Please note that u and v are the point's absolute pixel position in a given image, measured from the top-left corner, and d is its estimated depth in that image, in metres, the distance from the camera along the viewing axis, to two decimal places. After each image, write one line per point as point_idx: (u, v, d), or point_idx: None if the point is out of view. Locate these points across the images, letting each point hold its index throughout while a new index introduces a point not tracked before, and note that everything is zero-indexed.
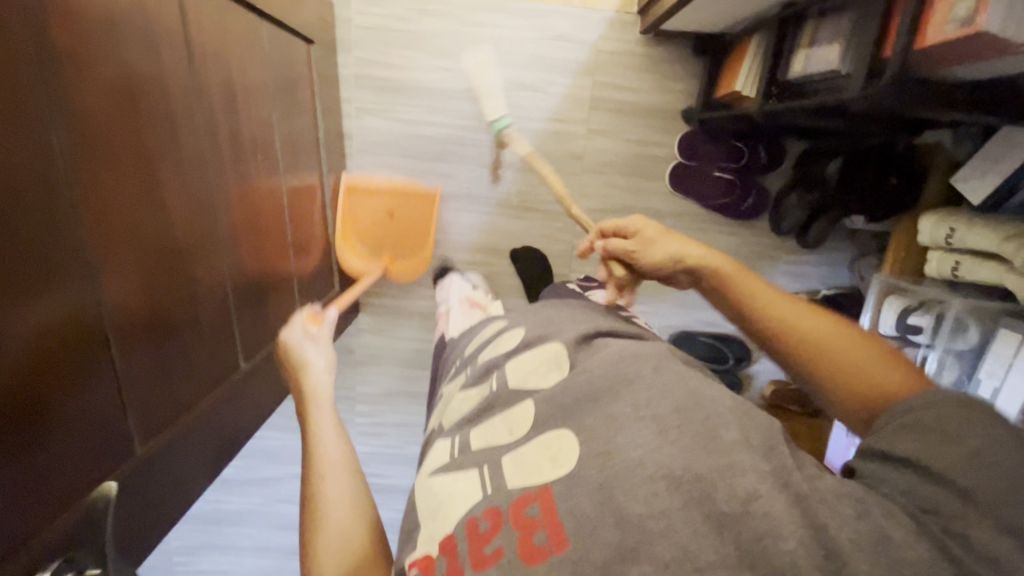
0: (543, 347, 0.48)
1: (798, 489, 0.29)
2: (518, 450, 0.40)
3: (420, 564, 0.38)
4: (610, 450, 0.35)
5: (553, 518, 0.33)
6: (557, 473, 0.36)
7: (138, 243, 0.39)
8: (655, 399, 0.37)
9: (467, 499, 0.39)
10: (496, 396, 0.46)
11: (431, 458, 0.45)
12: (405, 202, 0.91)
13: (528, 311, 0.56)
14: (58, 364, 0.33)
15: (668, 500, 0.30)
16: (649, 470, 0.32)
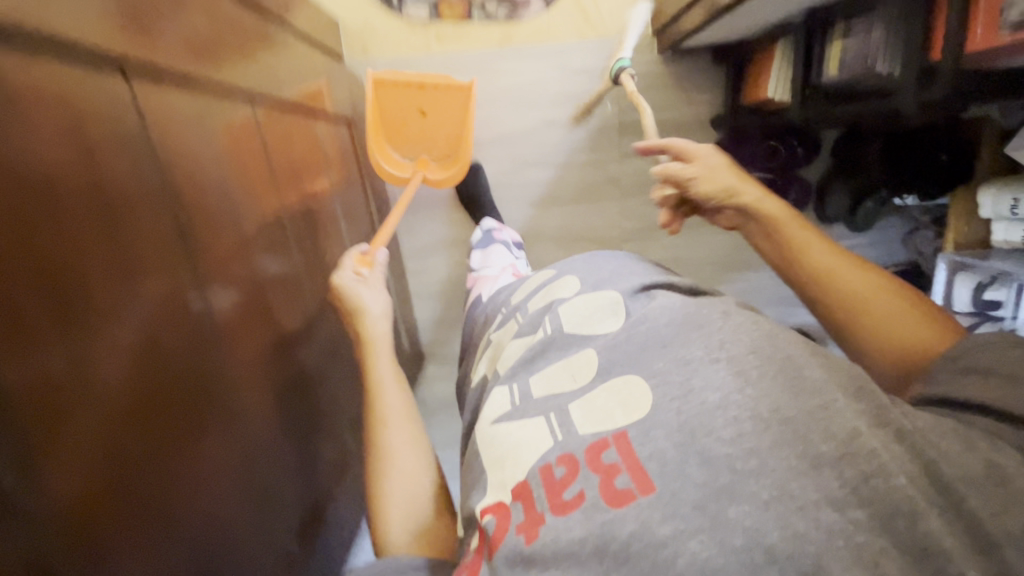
0: (600, 294, 0.47)
1: (899, 426, 0.29)
2: (585, 398, 0.40)
3: (494, 510, 0.38)
4: (686, 393, 0.34)
5: (634, 461, 0.33)
6: (630, 418, 0.36)
7: (254, 360, 0.51)
8: (730, 341, 0.36)
9: (536, 445, 0.39)
10: (550, 340, 0.46)
11: (489, 407, 0.45)
12: (440, 100, 0.83)
13: (575, 260, 0.55)
14: (240, 474, 0.47)
15: (758, 439, 0.30)
16: (733, 411, 0.32)
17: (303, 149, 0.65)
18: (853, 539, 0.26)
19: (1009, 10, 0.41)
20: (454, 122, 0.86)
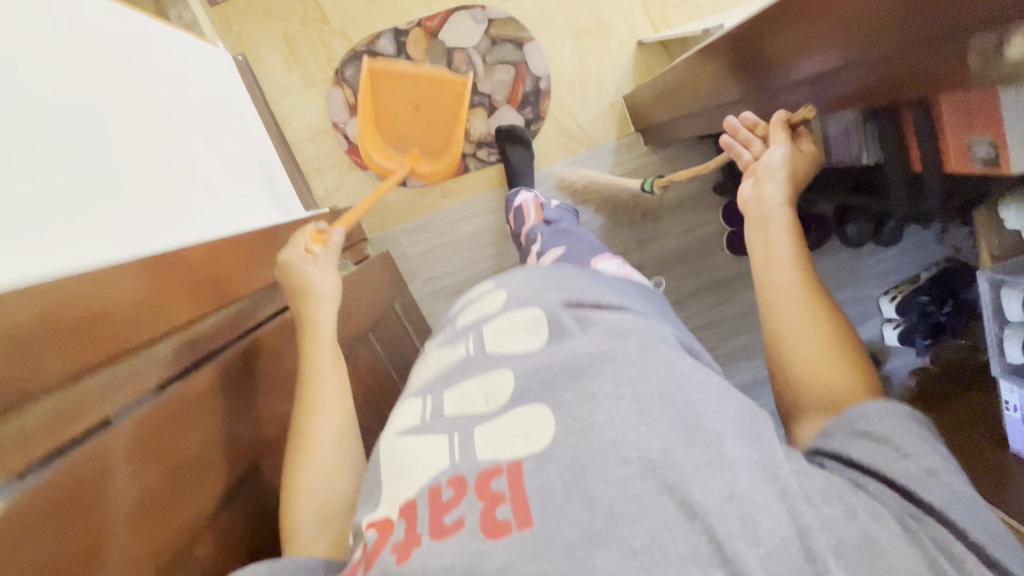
0: (524, 311, 0.46)
1: (783, 484, 0.28)
2: (492, 423, 0.38)
3: (378, 525, 0.36)
4: (585, 427, 0.33)
5: (520, 492, 0.32)
6: (529, 448, 0.35)
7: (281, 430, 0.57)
8: (638, 378, 0.34)
9: (433, 464, 0.37)
10: (472, 359, 0.44)
11: (400, 418, 0.44)
12: (432, 94, 0.90)
13: (516, 276, 0.54)
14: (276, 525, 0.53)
15: (640, 483, 0.29)
16: (623, 450, 0.30)
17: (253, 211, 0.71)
18: None
19: (977, 147, 0.40)
20: (446, 114, 0.92)
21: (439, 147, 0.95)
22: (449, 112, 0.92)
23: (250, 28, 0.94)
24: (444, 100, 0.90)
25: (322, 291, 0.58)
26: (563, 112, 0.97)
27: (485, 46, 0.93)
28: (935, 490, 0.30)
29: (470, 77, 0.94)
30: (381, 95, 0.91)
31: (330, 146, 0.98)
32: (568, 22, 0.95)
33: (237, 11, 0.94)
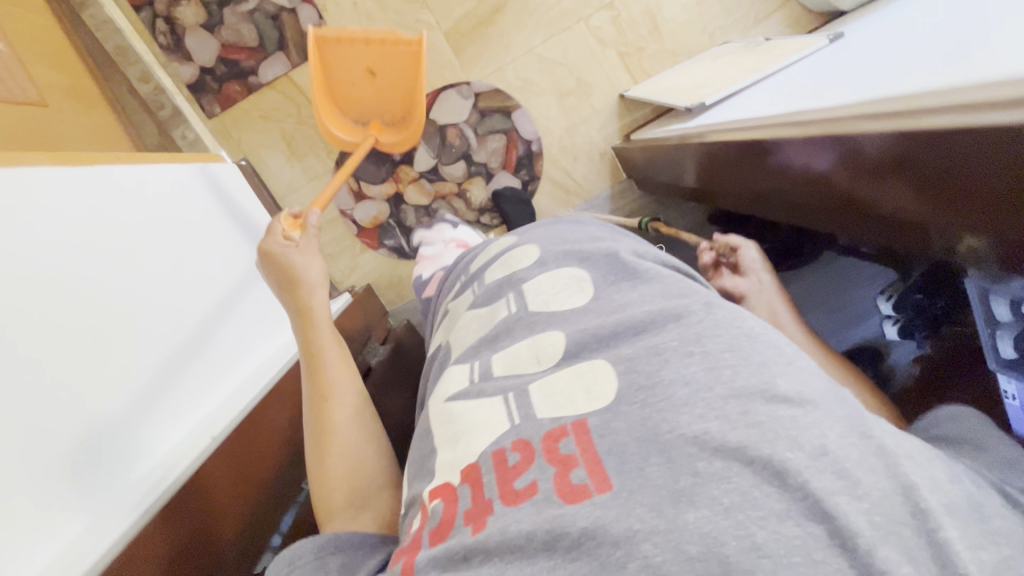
0: (564, 270, 0.45)
1: (877, 442, 0.28)
2: (547, 378, 0.38)
3: (442, 494, 0.36)
4: (654, 386, 0.33)
5: (592, 454, 0.32)
6: (591, 405, 0.34)
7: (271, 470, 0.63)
8: (707, 336, 0.34)
9: (493, 427, 0.37)
10: (516, 320, 0.43)
11: (447, 383, 0.43)
12: (385, 56, 0.91)
13: (540, 229, 0.53)
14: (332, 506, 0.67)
15: (722, 439, 0.29)
16: (699, 408, 0.30)
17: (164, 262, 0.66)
18: (814, 557, 0.24)
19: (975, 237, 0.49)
20: (401, 75, 0.93)
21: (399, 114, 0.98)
22: (407, 76, 0.93)
23: (249, 135, 1.08)
24: (397, 61, 0.91)
25: (311, 279, 0.64)
26: (555, 169, 1.18)
27: (475, 119, 1.12)
28: (1012, 477, 0.33)
29: (463, 150, 1.13)
30: (331, 64, 0.91)
31: (342, 232, 1.16)
32: (554, 87, 1.14)
33: (234, 120, 1.07)
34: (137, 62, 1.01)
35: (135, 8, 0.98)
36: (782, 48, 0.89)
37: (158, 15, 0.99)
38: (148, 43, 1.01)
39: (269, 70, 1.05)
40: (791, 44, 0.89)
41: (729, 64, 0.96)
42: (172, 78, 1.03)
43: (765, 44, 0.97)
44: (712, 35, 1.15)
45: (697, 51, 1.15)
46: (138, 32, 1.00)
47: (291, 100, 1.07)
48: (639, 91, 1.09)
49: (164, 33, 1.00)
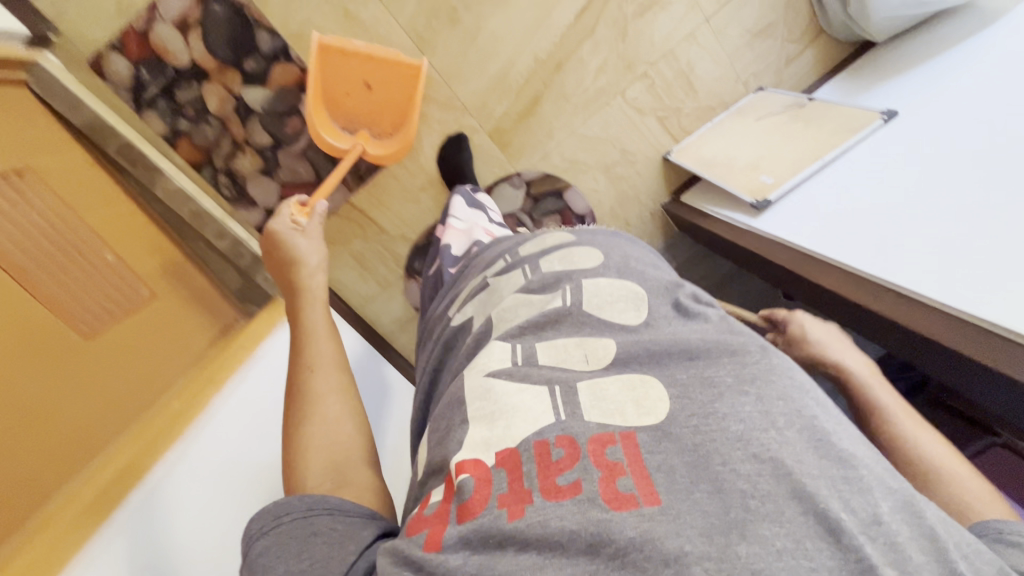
0: (623, 284, 0.48)
1: (926, 521, 0.30)
2: (593, 379, 0.39)
3: (470, 468, 0.36)
4: (705, 416, 0.34)
5: (641, 469, 0.32)
6: (643, 421, 0.35)
7: None
8: (762, 378, 0.36)
9: (536, 417, 0.37)
10: (566, 312, 0.45)
11: (486, 358, 0.43)
12: (386, 72, 0.91)
13: (596, 237, 0.57)
14: None
15: (775, 486, 0.29)
16: (752, 447, 0.31)
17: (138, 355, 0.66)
18: None
19: None
20: (401, 90, 0.94)
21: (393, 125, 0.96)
22: (406, 90, 0.94)
23: None
24: (398, 77, 0.92)
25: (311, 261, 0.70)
26: None
27: (530, 205, 1.15)
28: None
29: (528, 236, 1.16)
30: (329, 76, 0.90)
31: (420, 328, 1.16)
32: (602, 163, 1.15)
33: None
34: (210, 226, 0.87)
35: (196, 166, 0.89)
36: (829, 123, 0.98)
37: (219, 171, 0.90)
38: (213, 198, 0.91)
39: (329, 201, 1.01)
40: (837, 125, 0.97)
41: (778, 134, 1.03)
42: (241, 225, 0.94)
43: (807, 110, 1.05)
44: (745, 83, 1.19)
45: (731, 101, 1.19)
46: (202, 190, 0.89)
47: (348, 221, 1.03)
48: (686, 157, 1.14)
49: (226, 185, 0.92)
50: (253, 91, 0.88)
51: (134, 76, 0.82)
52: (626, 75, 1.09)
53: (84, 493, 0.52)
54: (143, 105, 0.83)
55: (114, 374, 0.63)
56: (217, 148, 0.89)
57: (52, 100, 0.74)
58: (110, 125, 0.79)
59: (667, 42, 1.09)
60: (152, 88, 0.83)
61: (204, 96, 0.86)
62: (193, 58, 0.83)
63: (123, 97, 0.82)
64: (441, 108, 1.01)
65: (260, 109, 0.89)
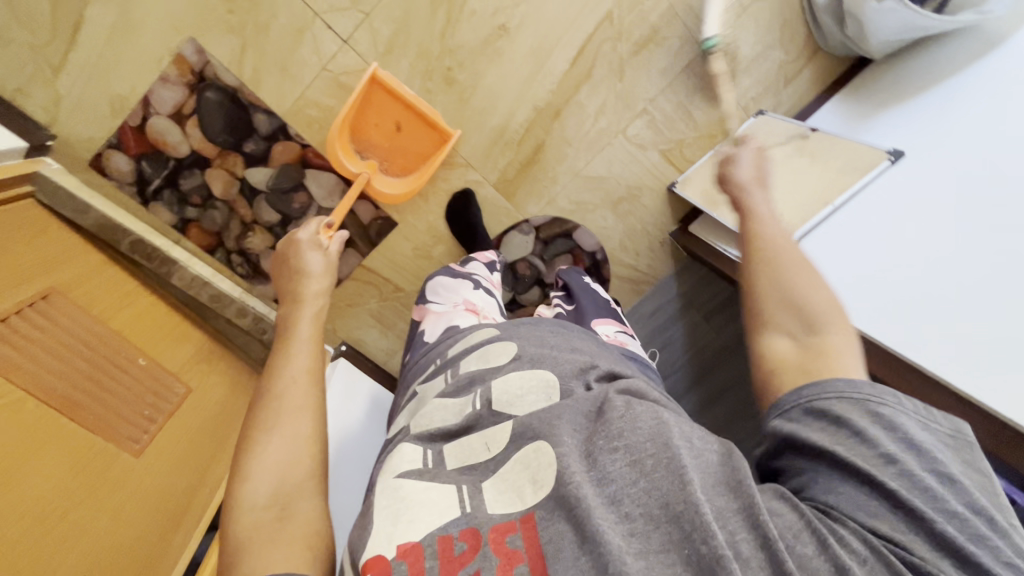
0: (535, 373, 0.47)
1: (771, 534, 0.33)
2: (497, 477, 0.39)
3: (370, 568, 0.34)
4: (589, 470, 0.36)
5: (537, 558, 0.33)
6: (538, 497, 0.36)
7: (175, 481, 0.96)
8: (628, 431, 0.37)
9: (440, 511, 0.37)
10: (479, 416, 0.45)
11: (397, 459, 0.43)
12: (414, 120, 1.18)
13: (521, 326, 0.55)
14: (206, 479, 1.04)
15: (647, 542, 0.32)
16: (625, 506, 0.34)
17: (123, 412, 0.91)
18: None
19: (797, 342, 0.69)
20: (422, 137, 1.19)
21: (400, 165, 1.22)
22: (423, 136, 1.20)
23: (341, 321, 1.37)
24: (423, 129, 1.19)
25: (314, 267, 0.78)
26: (625, 269, 1.43)
27: (539, 246, 1.38)
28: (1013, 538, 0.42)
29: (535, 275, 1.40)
30: (370, 105, 1.16)
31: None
32: (605, 202, 1.37)
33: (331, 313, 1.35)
34: (231, 303, 1.28)
35: (208, 249, 1.27)
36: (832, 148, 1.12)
37: (231, 250, 1.28)
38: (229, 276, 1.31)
39: (345, 265, 1.31)
40: (842, 162, 1.08)
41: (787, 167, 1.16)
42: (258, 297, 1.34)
43: (811, 141, 1.16)
44: (746, 108, 1.38)
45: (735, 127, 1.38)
46: (215, 270, 1.29)
47: (370, 283, 1.34)
48: (691, 189, 1.29)
49: (241, 263, 1.30)
50: (256, 174, 1.21)
51: (137, 171, 1.17)
52: (625, 115, 1.29)
53: (69, 524, 0.76)
54: (147, 197, 1.19)
55: (157, 475, 0.93)
56: (226, 231, 1.26)
57: (58, 207, 1.07)
58: (118, 226, 1.14)
59: (663, 79, 1.28)
60: (155, 180, 1.18)
61: (207, 180, 1.20)
62: (192, 148, 1.16)
63: (129, 191, 1.18)
64: (445, 167, 1.27)
65: (266, 189, 1.23)
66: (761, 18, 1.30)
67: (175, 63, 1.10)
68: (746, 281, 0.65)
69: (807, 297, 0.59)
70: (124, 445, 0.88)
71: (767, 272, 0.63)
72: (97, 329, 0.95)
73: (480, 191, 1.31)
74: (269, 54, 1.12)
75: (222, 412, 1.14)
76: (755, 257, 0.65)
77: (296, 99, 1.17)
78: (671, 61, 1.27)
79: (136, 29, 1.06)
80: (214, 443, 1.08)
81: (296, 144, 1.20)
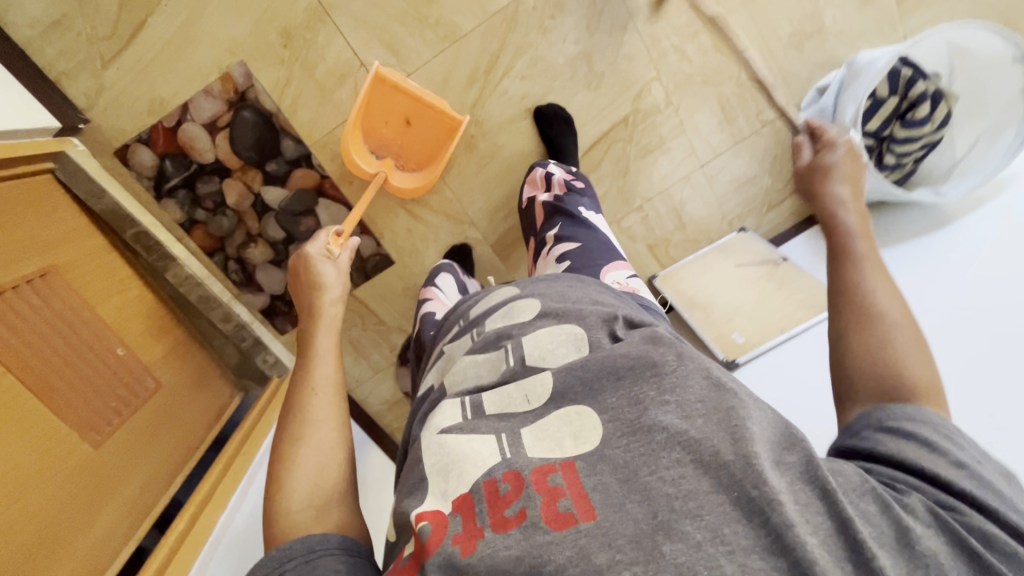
0: (562, 328, 0.52)
1: (824, 483, 0.39)
2: (536, 425, 0.46)
3: (429, 517, 0.41)
4: (642, 417, 0.43)
5: (579, 491, 0.40)
6: (578, 449, 0.43)
7: (131, 475, 0.87)
8: (679, 386, 0.44)
9: (484, 459, 0.43)
10: (513, 371, 0.50)
11: (440, 416, 0.48)
12: (424, 114, 1.14)
13: (540, 283, 0.60)
14: (164, 480, 0.93)
15: (697, 483, 0.39)
16: (676, 452, 0.40)
17: (81, 390, 0.84)
18: (748, 563, 0.35)
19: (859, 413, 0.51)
20: (433, 130, 1.15)
21: (414, 160, 1.19)
22: (433, 133, 1.16)
23: None
24: (432, 122, 1.15)
25: (329, 278, 0.75)
26: None
27: None
28: None
29: None
30: (377, 98, 1.12)
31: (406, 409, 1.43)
32: None
33: None
34: (218, 306, 1.21)
35: (208, 252, 1.21)
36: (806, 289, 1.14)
37: (230, 256, 1.22)
38: (222, 281, 1.24)
39: None
40: (806, 295, 1.13)
41: (753, 291, 1.18)
42: (245, 306, 1.27)
43: (780, 271, 1.19)
44: (730, 222, 1.35)
45: None
46: (207, 271, 1.22)
47: (356, 313, 1.34)
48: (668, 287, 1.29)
49: (236, 271, 1.24)
50: (272, 194, 1.18)
51: (158, 168, 1.13)
52: (622, 207, 1.30)
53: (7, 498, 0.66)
54: (162, 194, 1.14)
55: (112, 465, 0.84)
56: (230, 237, 1.21)
57: (74, 187, 1.00)
58: (127, 215, 1.08)
59: (663, 183, 1.28)
60: (173, 179, 1.14)
61: (223, 189, 1.16)
62: (217, 157, 1.13)
63: (144, 185, 1.13)
64: (451, 223, 1.29)
65: (277, 207, 1.20)
66: (756, 151, 1.28)
67: (221, 79, 1.10)
68: (839, 330, 0.54)
69: (901, 369, 0.49)
70: (84, 436, 0.81)
71: (869, 333, 0.52)
72: (86, 313, 0.90)
73: (476, 249, 1.32)
74: (311, 91, 1.14)
75: (190, 411, 1.05)
76: (842, 303, 0.55)
77: (326, 135, 1.17)
78: (672, 169, 1.28)
79: (191, 42, 1.08)
80: (177, 444, 0.98)
81: (316, 174, 1.18)
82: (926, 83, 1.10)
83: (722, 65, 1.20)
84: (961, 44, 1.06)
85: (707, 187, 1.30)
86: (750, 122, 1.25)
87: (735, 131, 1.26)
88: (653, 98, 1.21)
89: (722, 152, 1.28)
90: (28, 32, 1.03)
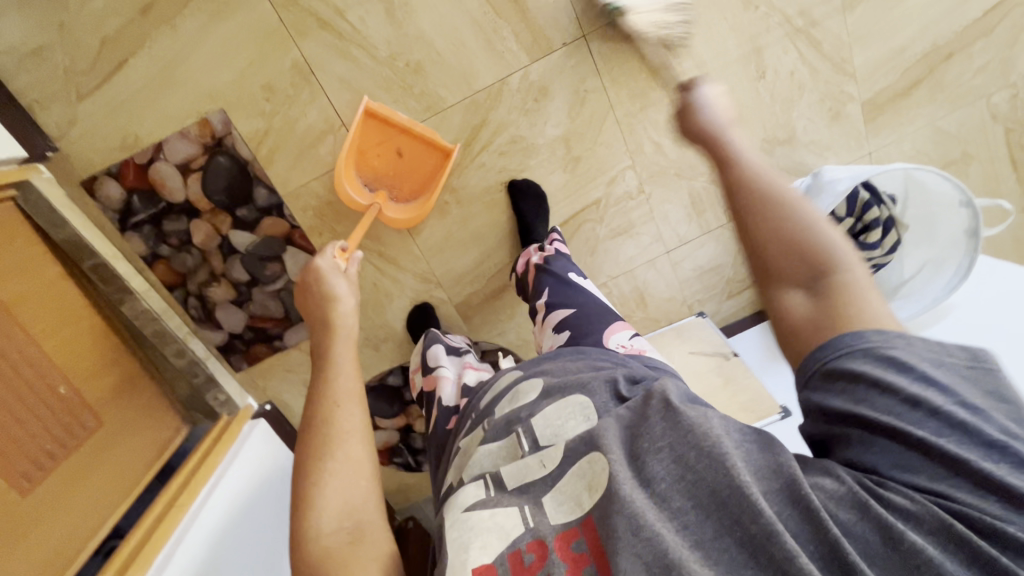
0: (567, 402, 0.55)
1: (808, 504, 0.42)
2: (555, 490, 0.49)
3: None
4: (640, 469, 0.46)
5: (600, 556, 0.43)
6: (594, 498, 0.46)
7: (51, 518, 0.79)
8: (667, 431, 0.46)
9: (505, 533, 0.46)
10: (524, 453, 0.53)
11: (463, 496, 0.51)
12: (415, 147, 1.16)
13: (540, 363, 0.64)
14: (93, 522, 0.84)
15: (700, 531, 0.42)
16: (676, 501, 0.43)
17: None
18: None
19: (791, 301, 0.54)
20: (426, 156, 1.17)
21: (405, 190, 1.20)
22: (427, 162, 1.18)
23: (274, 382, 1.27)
24: (422, 154, 1.16)
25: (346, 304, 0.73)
26: None
27: None
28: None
29: None
30: (366, 130, 1.13)
31: None
32: None
33: (263, 373, 1.27)
34: (173, 341, 1.15)
35: (170, 287, 1.16)
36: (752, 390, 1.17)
37: (190, 292, 1.17)
38: (180, 315, 1.18)
39: (294, 335, 1.24)
40: (746, 398, 1.16)
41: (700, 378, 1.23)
42: (201, 343, 1.21)
43: (730, 364, 1.23)
44: (691, 305, 1.46)
45: None
46: (171, 307, 1.17)
47: None
48: None
49: (195, 307, 1.18)
50: (240, 237, 1.16)
51: (125, 203, 1.10)
52: None
53: None
54: (128, 225, 1.11)
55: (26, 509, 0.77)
56: (193, 275, 1.16)
57: (35, 217, 0.98)
58: (87, 246, 1.04)
59: (628, 263, 1.37)
60: (140, 215, 1.11)
61: (191, 229, 1.13)
62: (187, 198, 1.11)
63: (110, 218, 1.10)
64: (418, 280, 1.30)
65: (243, 250, 1.17)
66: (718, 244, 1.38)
67: (199, 124, 1.09)
68: (768, 236, 0.56)
69: (835, 266, 0.53)
70: (11, 483, 0.76)
71: (796, 233, 0.55)
72: (29, 351, 0.84)
73: (440, 307, 1.34)
74: (289, 143, 1.13)
75: (134, 443, 0.96)
76: (749, 199, 0.58)
77: (300, 186, 1.16)
78: (638, 253, 1.37)
79: (174, 85, 1.07)
80: (115, 482, 0.90)
81: (286, 223, 1.17)
82: (881, 209, 1.14)
83: (695, 160, 1.28)
84: (916, 175, 1.11)
85: (670, 270, 1.40)
86: (717, 216, 1.35)
87: (703, 223, 1.36)
88: (626, 186, 1.29)
89: (688, 241, 1.38)
90: (7, 59, 1.02)
